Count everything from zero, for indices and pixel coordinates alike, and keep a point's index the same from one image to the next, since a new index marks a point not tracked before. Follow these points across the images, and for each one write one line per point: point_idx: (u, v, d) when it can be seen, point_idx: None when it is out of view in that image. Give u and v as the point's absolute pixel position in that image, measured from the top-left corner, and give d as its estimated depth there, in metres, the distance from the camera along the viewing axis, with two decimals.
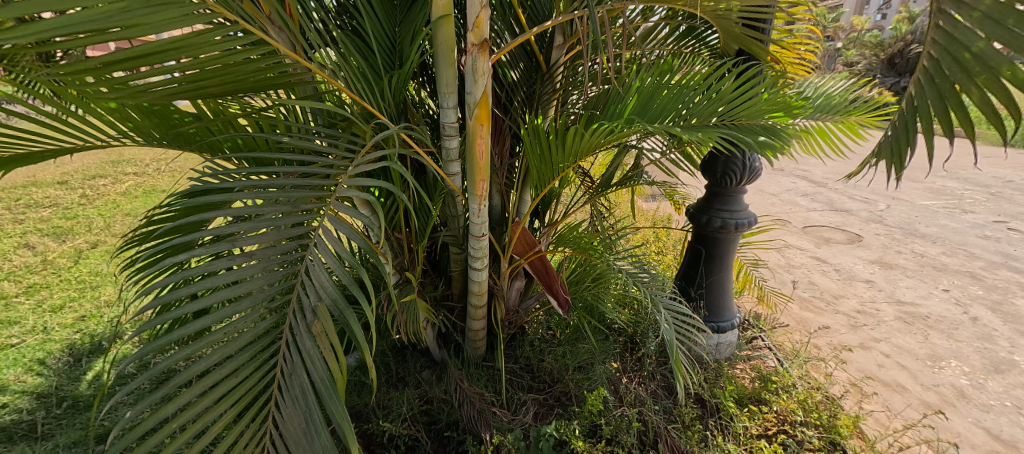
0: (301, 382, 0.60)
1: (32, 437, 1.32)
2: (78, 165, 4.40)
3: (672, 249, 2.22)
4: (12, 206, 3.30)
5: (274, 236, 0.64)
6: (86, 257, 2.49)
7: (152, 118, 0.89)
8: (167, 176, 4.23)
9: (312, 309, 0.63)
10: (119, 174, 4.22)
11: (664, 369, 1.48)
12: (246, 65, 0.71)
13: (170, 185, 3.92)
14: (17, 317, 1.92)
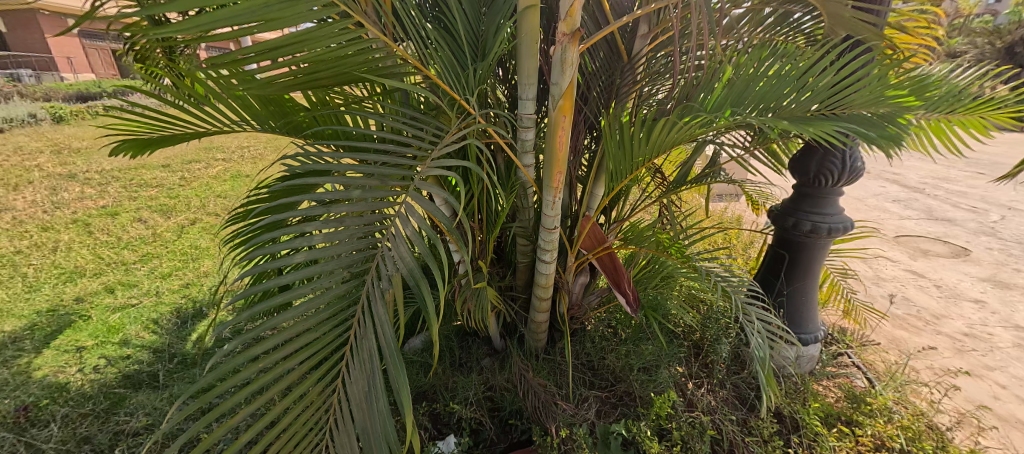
0: (371, 348, 0.65)
1: (150, 384, 1.53)
2: (179, 151, 4.96)
3: (744, 253, 2.10)
4: (129, 185, 3.78)
5: (363, 206, 0.69)
6: (187, 232, 2.80)
7: (271, 107, 1.02)
8: (251, 162, 4.64)
9: (389, 278, 0.67)
10: (212, 160, 4.69)
11: (735, 379, 1.41)
12: (355, 56, 0.75)
13: (254, 170, 4.30)
14: (135, 281, 2.21)
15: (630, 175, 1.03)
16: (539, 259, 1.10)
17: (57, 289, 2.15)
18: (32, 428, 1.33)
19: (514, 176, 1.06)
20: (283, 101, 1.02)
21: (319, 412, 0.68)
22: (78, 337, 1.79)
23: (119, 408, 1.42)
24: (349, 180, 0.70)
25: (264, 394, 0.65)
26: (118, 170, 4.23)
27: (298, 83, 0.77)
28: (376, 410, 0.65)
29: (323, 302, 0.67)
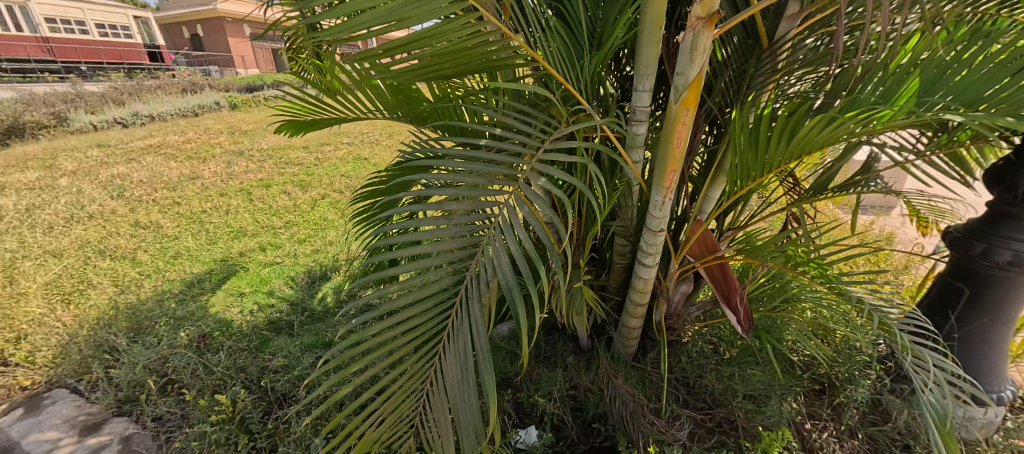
0: (465, 343, 0.72)
1: (287, 331, 1.80)
2: (316, 135, 5.70)
3: (893, 279, 1.78)
4: (278, 163, 4.47)
5: (470, 206, 0.72)
6: (318, 205, 3.22)
7: (399, 97, 1.15)
8: (371, 147, 5.16)
9: (486, 282, 0.71)
10: (340, 143, 5.32)
11: (870, 428, 1.22)
12: (476, 49, 0.78)
13: (373, 154, 4.78)
14: (279, 243, 2.62)
15: (758, 178, 0.93)
16: (639, 262, 1.05)
17: (226, 244, 2.65)
18: (208, 351, 1.66)
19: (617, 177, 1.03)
20: (412, 93, 1.15)
21: (415, 380, 0.76)
22: (239, 285, 2.18)
23: (265, 348, 1.70)
24: (460, 176, 0.74)
25: (375, 366, 0.74)
26: (272, 150, 5.01)
27: (425, 74, 0.83)
28: (465, 398, 0.72)
29: (429, 293, 0.73)
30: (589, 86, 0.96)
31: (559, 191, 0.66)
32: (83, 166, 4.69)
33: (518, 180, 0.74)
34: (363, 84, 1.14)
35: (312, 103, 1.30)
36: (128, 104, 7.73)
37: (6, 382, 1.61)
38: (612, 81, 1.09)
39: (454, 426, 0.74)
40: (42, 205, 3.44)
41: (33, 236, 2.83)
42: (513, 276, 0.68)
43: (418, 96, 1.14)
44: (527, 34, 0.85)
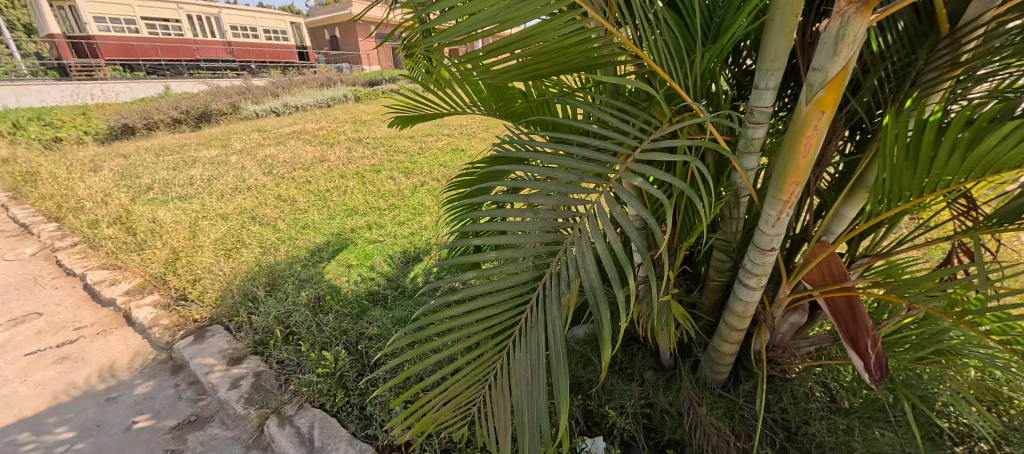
0: (538, 341, 0.71)
1: (381, 304, 1.97)
2: (421, 127, 6.14)
3: None
4: (389, 152, 4.93)
5: (557, 201, 0.71)
6: (418, 192, 3.46)
7: (497, 93, 1.18)
8: (469, 139, 5.39)
9: (568, 284, 0.71)
10: (442, 135, 5.66)
11: None
12: (578, 47, 0.76)
13: (471, 146, 5.01)
14: (382, 224, 2.87)
15: (912, 198, 0.78)
16: (741, 282, 0.96)
17: (340, 221, 2.98)
18: (321, 312, 1.88)
19: (723, 183, 0.94)
20: (508, 91, 1.17)
21: (484, 368, 0.79)
22: (346, 257, 2.44)
23: (363, 316, 1.87)
24: (551, 172, 0.73)
25: (450, 348, 0.77)
26: (384, 139, 5.52)
27: (523, 73, 0.84)
28: (531, 398, 0.71)
29: (508, 285, 0.74)
30: (699, 82, 0.88)
31: (654, 196, 0.63)
32: (244, 149, 5.68)
33: (611, 180, 0.71)
34: (464, 81, 1.19)
35: (421, 99, 1.39)
36: (279, 99, 9.15)
37: (185, 314, 2.00)
38: (727, 77, 1.00)
39: (516, 423, 0.73)
40: (216, 179, 4.26)
41: (209, 201, 3.51)
42: (596, 279, 0.66)
43: (514, 93, 1.16)
44: (633, 28, 0.81)
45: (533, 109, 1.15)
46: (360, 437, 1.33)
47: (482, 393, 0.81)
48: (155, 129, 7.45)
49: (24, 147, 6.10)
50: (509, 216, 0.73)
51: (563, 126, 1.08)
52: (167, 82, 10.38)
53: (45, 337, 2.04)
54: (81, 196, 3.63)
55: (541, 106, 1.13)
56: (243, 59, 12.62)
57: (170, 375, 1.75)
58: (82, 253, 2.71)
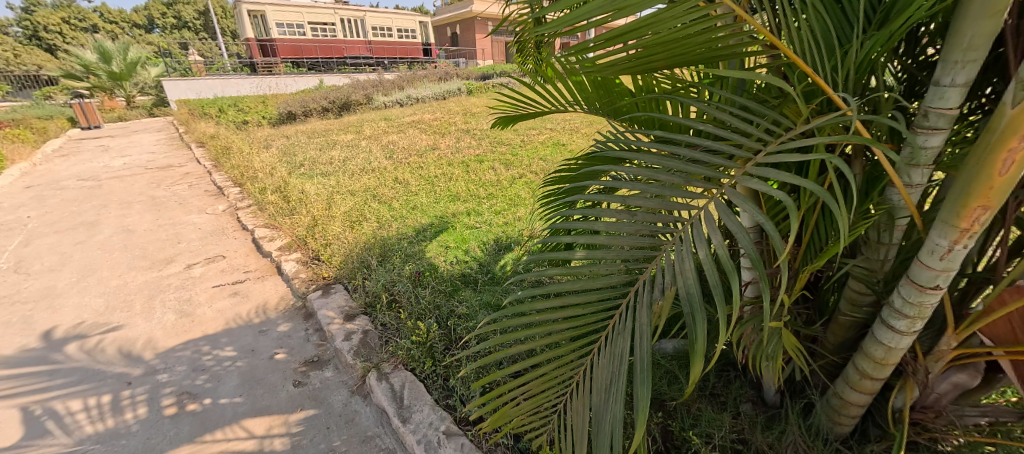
0: (621, 348, 0.66)
1: (473, 287, 2.05)
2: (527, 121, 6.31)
3: None
4: (494, 143, 5.13)
5: (657, 204, 0.67)
6: (517, 183, 3.54)
7: (601, 91, 1.14)
8: (573, 133, 5.35)
9: (661, 289, 0.65)
10: (546, 129, 5.73)
11: None
12: (699, 37, 0.70)
13: (574, 141, 4.97)
14: (481, 211, 3.00)
15: None
16: (884, 323, 0.81)
17: (444, 205, 3.19)
18: (421, 285, 2.02)
19: (876, 198, 0.80)
20: (613, 87, 1.12)
21: (568, 369, 0.78)
22: (446, 239, 2.60)
23: (455, 294, 1.98)
24: (655, 172, 0.69)
25: (531, 343, 0.77)
26: (491, 132, 5.79)
27: (632, 69, 0.77)
28: (609, 408, 0.67)
29: (596, 287, 0.72)
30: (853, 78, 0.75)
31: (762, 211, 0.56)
32: (372, 135, 6.39)
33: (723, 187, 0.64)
34: (568, 78, 1.18)
35: (521, 96, 1.41)
36: (404, 91, 10.07)
37: (317, 272, 2.32)
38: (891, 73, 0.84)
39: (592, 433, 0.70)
40: (349, 160, 4.86)
41: (343, 178, 4.02)
42: (695, 287, 0.60)
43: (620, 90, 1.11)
44: (770, 14, 0.72)
45: (638, 106, 1.09)
46: (441, 406, 1.41)
47: (566, 397, 0.80)
48: (310, 116, 8.89)
49: (219, 127, 7.65)
50: (604, 216, 0.70)
51: (671, 125, 1.01)
52: (320, 76, 12.13)
53: (220, 275, 2.53)
54: (252, 167, 4.42)
55: (647, 104, 1.07)
56: (382, 55, 14.33)
57: (303, 320, 2.04)
58: (251, 214, 3.33)
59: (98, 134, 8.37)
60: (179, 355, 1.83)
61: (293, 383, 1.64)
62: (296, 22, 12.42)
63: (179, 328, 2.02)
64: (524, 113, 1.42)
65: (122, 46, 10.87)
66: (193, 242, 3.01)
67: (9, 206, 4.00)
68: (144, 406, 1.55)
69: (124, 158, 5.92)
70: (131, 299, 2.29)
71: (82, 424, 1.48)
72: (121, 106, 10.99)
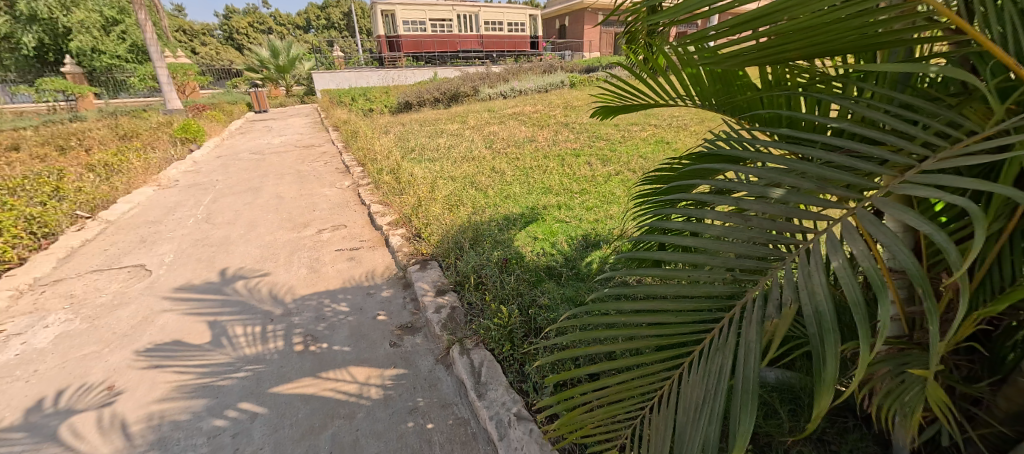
0: (722, 365, 0.66)
1: (558, 280, 2.14)
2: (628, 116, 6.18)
3: None
4: (592, 138, 5.12)
5: (780, 211, 0.67)
6: (612, 180, 3.52)
7: (718, 84, 1.12)
8: (677, 131, 5.12)
9: (778, 307, 0.65)
10: (648, 125, 5.56)
11: None
12: (852, 20, 0.61)
13: (676, 139, 4.74)
14: (573, 206, 3.06)
15: None
16: None
17: (538, 196, 3.32)
18: (508, 271, 2.16)
19: None
20: (738, 83, 1.08)
21: (653, 383, 0.81)
22: (535, 230, 2.72)
23: (538, 285, 2.08)
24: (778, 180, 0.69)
25: (616, 346, 0.81)
26: (590, 126, 5.80)
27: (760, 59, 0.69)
28: (700, 425, 0.66)
29: (691, 295, 0.74)
30: None
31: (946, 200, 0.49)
32: (476, 125, 6.79)
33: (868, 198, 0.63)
34: (681, 70, 1.15)
35: (625, 90, 1.43)
36: (508, 83, 10.43)
37: (418, 249, 2.60)
38: None
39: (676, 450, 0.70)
40: (454, 147, 5.25)
41: (448, 165, 4.38)
42: (826, 311, 0.58)
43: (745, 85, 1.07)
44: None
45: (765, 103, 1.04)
46: (515, 389, 1.52)
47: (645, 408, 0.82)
48: (423, 105, 9.73)
49: (350, 114, 8.74)
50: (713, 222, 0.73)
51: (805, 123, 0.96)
52: (435, 68, 13.08)
53: (341, 241, 2.95)
54: (373, 149, 5.01)
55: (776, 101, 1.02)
56: (491, 49, 14.97)
57: (402, 289, 2.32)
58: (370, 191, 3.80)
59: (263, 116, 10.13)
60: (308, 303, 2.21)
61: (390, 343, 1.89)
62: (418, 18, 13.58)
63: (308, 280, 2.44)
64: (624, 106, 1.44)
65: (284, 42, 12.92)
66: (323, 211, 3.55)
67: (201, 170, 5.09)
68: (281, 339, 1.92)
69: (279, 137, 7.11)
70: (278, 252, 2.81)
71: (240, 346, 1.88)
72: (283, 94, 13.26)
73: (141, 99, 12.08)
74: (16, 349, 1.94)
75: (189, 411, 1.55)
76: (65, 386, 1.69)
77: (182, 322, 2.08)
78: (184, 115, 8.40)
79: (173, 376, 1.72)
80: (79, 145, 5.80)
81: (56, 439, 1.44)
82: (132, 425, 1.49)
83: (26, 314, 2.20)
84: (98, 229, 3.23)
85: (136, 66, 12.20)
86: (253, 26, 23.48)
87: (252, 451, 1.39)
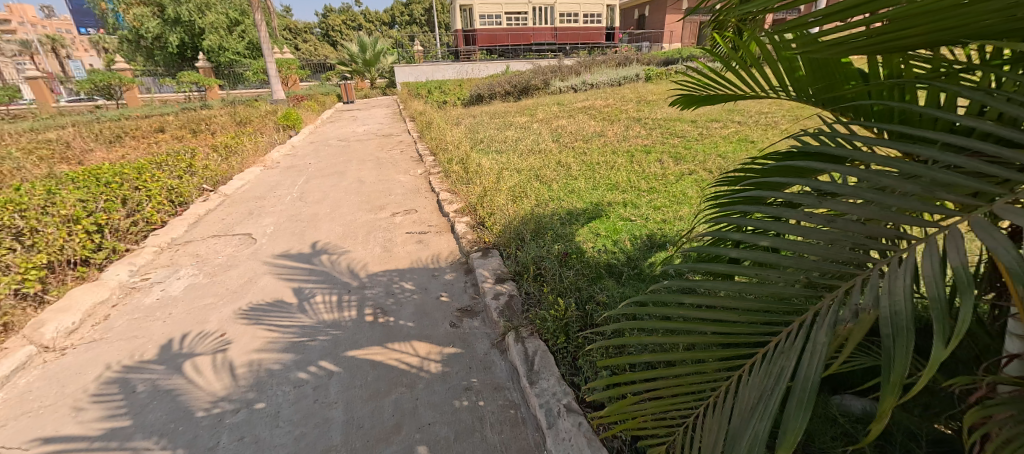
0: (784, 366, 0.63)
1: (618, 278, 2.13)
2: (706, 112, 5.87)
3: None
4: (664, 135, 4.95)
5: (871, 214, 0.65)
6: (683, 180, 3.40)
7: (817, 74, 0.98)
8: (761, 129, 4.78)
9: (856, 312, 0.61)
10: (730, 121, 5.25)
11: None
12: (985, 2, 0.50)
13: (759, 138, 4.42)
14: (640, 204, 3.01)
15: None
16: None
17: (604, 193, 3.30)
18: (567, 265, 2.20)
19: None
20: (842, 69, 0.95)
21: (709, 383, 0.79)
22: (597, 227, 2.72)
23: (596, 281, 2.09)
24: (876, 181, 0.66)
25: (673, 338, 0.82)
26: (664, 122, 5.60)
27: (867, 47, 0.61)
28: (752, 423, 0.63)
29: (758, 291, 0.74)
30: None
31: None
32: (545, 118, 6.84)
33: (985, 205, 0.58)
34: (777, 59, 1.04)
35: (710, 79, 1.37)
36: (580, 77, 10.32)
37: (481, 238, 2.71)
38: None
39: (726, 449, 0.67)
40: (521, 140, 5.35)
41: (515, 157, 4.48)
42: (902, 310, 0.55)
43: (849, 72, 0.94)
44: None
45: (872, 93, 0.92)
46: (566, 381, 1.55)
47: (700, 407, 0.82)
48: (494, 98, 9.96)
49: (426, 106, 9.19)
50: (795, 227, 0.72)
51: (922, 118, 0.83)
52: (508, 62, 13.29)
53: (412, 225, 3.16)
54: (445, 139, 5.25)
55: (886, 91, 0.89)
56: (566, 41, 14.85)
57: (464, 274, 2.46)
58: (440, 179, 4.01)
59: (350, 107, 11.01)
60: (380, 279, 2.42)
61: (451, 323, 2.02)
62: (494, 12, 14.04)
63: (382, 259, 2.66)
64: (707, 96, 1.38)
65: (371, 37, 13.85)
66: (398, 196, 3.82)
67: (298, 154, 5.69)
68: (355, 310, 2.13)
69: (363, 126, 7.70)
70: (357, 231, 3.09)
71: (323, 312, 2.13)
72: (368, 86, 14.30)
73: (253, 90, 13.74)
74: (154, 295, 2.35)
75: (280, 363, 1.79)
76: (188, 330, 2.03)
77: (277, 286, 2.38)
78: (286, 104, 9.41)
79: (268, 331, 1.99)
80: (205, 129, 6.75)
81: (181, 373, 1.75)
82: (237, 368, 1.76)
83: (162, 268, 2.64)
84: (216, 201, 3.76)
85: (249, 60, 13.80)
86: (345, 23, 25.34)
87: (328, 404, 1.58)
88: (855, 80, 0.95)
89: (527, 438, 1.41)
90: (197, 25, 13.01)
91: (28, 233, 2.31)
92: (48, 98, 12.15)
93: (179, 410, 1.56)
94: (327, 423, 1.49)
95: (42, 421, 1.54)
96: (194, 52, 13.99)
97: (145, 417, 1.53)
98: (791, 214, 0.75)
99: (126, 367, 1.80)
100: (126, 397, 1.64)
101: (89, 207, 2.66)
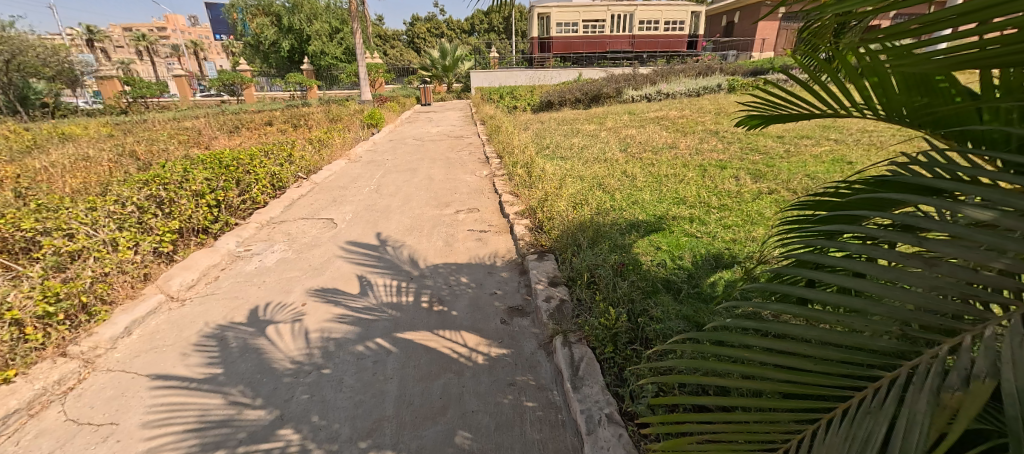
0: (870, 430, 0.59)
1: (675, 294, 2.10)
2: (796, 128, 5.47)
3: None
4: (743, 150, 4.69)
5: (985, 260, 0.57)
6: (760, 199, 3.22)
7: (913, 94, 0.89)
8: (862, 148, 4.35)
9: (962, 377, 0.56)
10: (824, 138, 4.86)
11: None
12: None
13: (857, 159, 4.03)
14: (709, 222, 2.90)
15: None
16: None
17: (670, 206, 3.22)
18: (623, 277, 2.20)
19: None
20: (940, 88, 0.86)
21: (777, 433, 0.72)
22: (659, 240, 2.68)
23: (651, 296, 2.07)
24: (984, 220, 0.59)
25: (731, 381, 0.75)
26: (745, 135, 5.31)
27: (971, 63, 0.56)
28: None
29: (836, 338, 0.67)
30: None
31: None
32: (614, 127, 6.80)
33: None
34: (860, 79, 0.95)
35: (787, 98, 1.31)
36: (656, 86, 10.06)
37: (539, 241, 2.78)
38: None
39: None
40: (588, 148, 5.35)
41: (580, 164, 4.52)
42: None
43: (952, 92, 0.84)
44: None
45: (984, 116, 0.82)
46: (611, 391, 1.56)
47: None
48: (564, 105, 10.01)
49: (498, 111, 9.50)
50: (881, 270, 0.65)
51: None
52: (580, 69, 13.34)
53: (473, 223, 3.32)
54: (512, 143, 5.41)
55: (1000, 114, 0.78)
56: (644, 50, 14.55)
57: (518, 274, 2.54)
58: (505, 182, 4.15)
59: (428, 109, 11.67)
60: (440, 271, 2.58)
61: (501, 320, 2.11)
62: (573, 21, 14.11)
63: (444, 253, 2.83)
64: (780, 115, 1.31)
65: (452, 43, 14.54)
66: (464, 195, 4.01)
67: (379, 150, 6.17)
68: (413, 296, 2.31)
69: (438, 127, 8.15)
70: (423, 225, 3.30)
71: (383, 295, 2.33)
72: (446, 91, 15.15)
73: (345, 91, 15.10)
74: (253, 265, 2.70)
75: (346, 336, 2.00)
76: (275, 299, 2.32)
77: (350, 269, 2.63)
78: (373, 104, 10.20)
79: (337, 309, 2.21)
80: (304, 124, 7.57)
81: (264, 335, 2.01)
82: (310, 334, 2.01)
83: (260, 242, 3.03)
84: (307, 188, 4.21)
85: (345, 64, 15.26)
86: (430, 31, 26.86)
87: (384, 377, 1.74)
88: (962, 100, 0.84)
89: (565, 441, 1.45)
90: (305, 31, 14.55)
91: (166, 202, 2.77)
92: (185, 91, 14.17)
93: (263, 364, 1.81)
94: (382, 395, 1.65)
95: (161, 358, 1.87)
96: (300, 55, 15.62)
97: (237, 367, 1.80)
98: (871, 251, 0.68)
99: (223, 324, 2.10)
100: (223, 348, 1.93)
101: (212, 186, 3.09)
